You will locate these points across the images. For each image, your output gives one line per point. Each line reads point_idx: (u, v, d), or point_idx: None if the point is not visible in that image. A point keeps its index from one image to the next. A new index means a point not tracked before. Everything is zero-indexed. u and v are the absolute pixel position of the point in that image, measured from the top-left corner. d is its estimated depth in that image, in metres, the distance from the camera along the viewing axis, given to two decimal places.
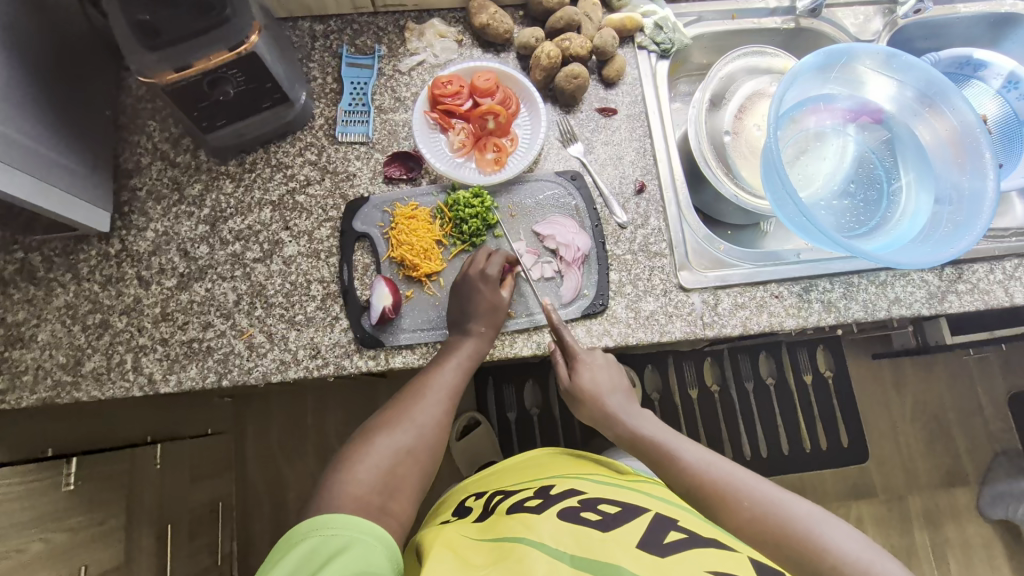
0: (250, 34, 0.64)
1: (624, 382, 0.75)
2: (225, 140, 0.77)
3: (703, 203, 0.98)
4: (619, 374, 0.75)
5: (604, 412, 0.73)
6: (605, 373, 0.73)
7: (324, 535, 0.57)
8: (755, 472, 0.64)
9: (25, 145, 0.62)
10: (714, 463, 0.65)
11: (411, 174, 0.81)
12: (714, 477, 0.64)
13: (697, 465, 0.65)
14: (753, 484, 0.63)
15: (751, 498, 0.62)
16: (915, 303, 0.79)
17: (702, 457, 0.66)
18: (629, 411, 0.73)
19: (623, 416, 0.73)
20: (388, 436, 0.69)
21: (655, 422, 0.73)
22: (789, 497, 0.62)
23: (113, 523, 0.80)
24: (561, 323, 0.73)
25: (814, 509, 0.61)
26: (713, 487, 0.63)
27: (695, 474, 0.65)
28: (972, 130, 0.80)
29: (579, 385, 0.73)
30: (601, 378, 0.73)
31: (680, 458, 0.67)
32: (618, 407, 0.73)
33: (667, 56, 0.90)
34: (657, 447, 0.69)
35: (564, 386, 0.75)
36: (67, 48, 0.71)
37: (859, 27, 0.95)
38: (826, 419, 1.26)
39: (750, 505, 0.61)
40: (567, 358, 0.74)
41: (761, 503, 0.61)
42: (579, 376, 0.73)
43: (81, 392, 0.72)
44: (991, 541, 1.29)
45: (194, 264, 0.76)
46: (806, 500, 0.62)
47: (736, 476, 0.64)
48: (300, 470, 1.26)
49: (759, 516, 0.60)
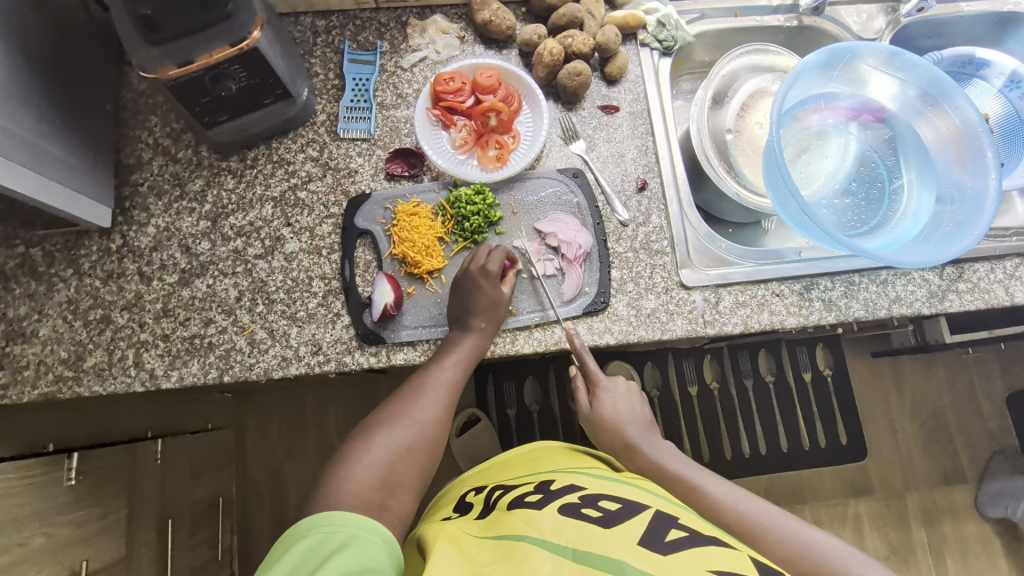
0: (252, 29, 0.64)
1: (646, 415, 0.82)
2: (226, 136, 0.77)
3: (704, 201, 0.98)
4: (640, 407, 0.82)
5: (624, 440, 0.78)
6: (625, 402, 0.81)
7: (324, 532, 0.58)
8: (787, 512, 0.67)
9: (25, 138, 0.61)
10: (745, 501, 0.68)
11: (412, 171, 0.81)
12: (746, 514, 0.67)
13: (728, 501, 0.68)
14: (787, 524, 0.65)
15: (785, 538, 0.63)
16: (916, 302, 0.79)
17: (733, 494, 0.69)
18: (648, 440, 0.78)
19: (641, 445, 0.78)
20: (388, 433, 0.70)
21: (673, 453, 0.77)
22: (823, 535, 0.63)
23: (114, 518, 0.81)
24: (583, 348, 0.75)
25: (848, 548, 0.62)
26: (746, 525, 0.66)
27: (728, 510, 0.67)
28: (974, 129, 0.80)
29: (600, 411, 0.80)
30: (621, 406, 0.80)
31: (711, 495, 0.70)
32: (637, 437, 0.78)
33: (670, 54, 0.90)
34: (679, 477, 0.73)
35: (585, 415, 0.82)
36: (68, 43, 0.71)
37: (862, 25, 0.95)
38: (825, 417, 1.27)
39: (785, 545, 0.63)
40: (588, 384, 0.81)
41: (796, 542, 0.63)
42: (600, 403, 0.80)
43: (83, 387, 0.72)
44: (988, 539, 1.30)
45: (195, 260, 0.76)
46: (840, 539, 0.63)
47: (769, 516, 0.66)
48: (299, 466, 1.26)
49: (794, 556, 0.62)
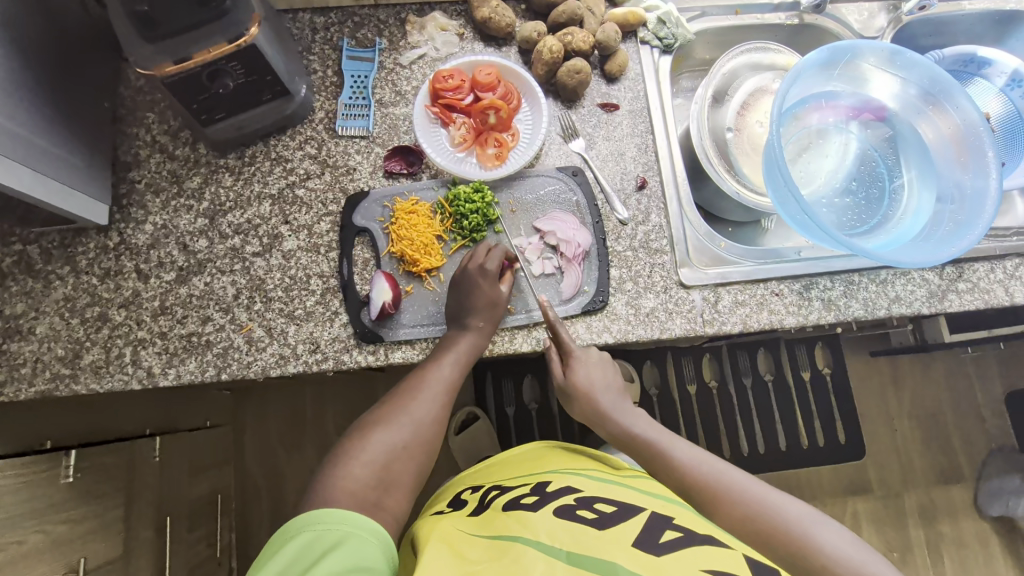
0: (249, 27, 0.63)
1: (617, 382, 0.79)
2: (224, 133, 0.77)
3: (704, 199, 0.98)
4: (612, 373, 0.79)
5: (598, 410, 0.76)
6: (598, 370, 0.77)
7: (319, 530, 0.57)
8: (747, 473, 0.65)
9: (23, 137, 0.61)
10: (705, 461, 0.66)
11: (411, 169, 0.80)
12: (706, 475, 0.65)
13: (690, 463, 0.67)
14: (746, 483, 0.63)
15: (744, 496, 0.62)
16: (915, 302, 0.79)
17: (695, 456, 0.67)
18: (620, 407, 0.76)
19: (613, 413, 0.76)
20: (385, 432, 0.69)
21: (646, 419, 0.75)
22: (782, 495, 0.62)
23: (112, 515, 0.80)
24: (557, 319, 0.73)
25: (806, 509, 0.61)
26: (704, 486, 0.64)
27: (688, 473, 0.66)
28: (975, 128, 0.80)
29: (574, 382, 0.76)
30: (595, 375, 0.76)
31: (674, 457, 0.68)
32: (610, 406, 0.76)
33: (670, 51, 0.89)
34: (649, 444, 0.71)
35: (559, 382, 0.77)
36: (66, 39, 0.70)
37: (864, 23, 0.94)
38: (824, 416, 1.27)
39: (741, 504, 0.62)
40: (563, 356, 0.76)
41: (754, 502, 0.61)
42: (574, 373, 0.75)
43: (80, 385, 0.72)
44: (986, 537, 1.30)
45: (193, 258, 0.76)
46: (799, 500, 0.62)
47: (728, 476, 0.64)
48: (298, 463, 1.26)
49: (750, 516, 0.60)
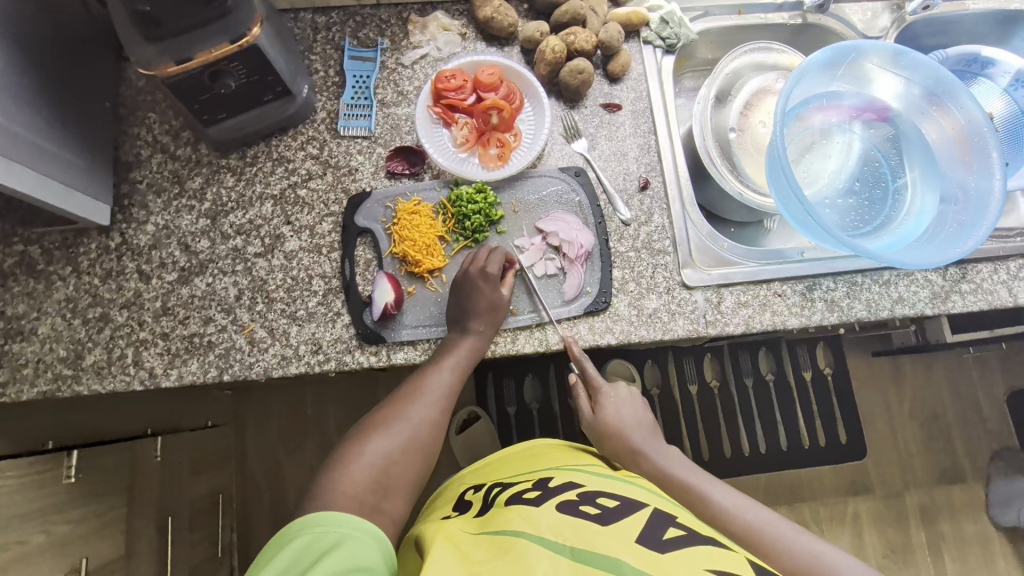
0: (250, 27, 0.63)
1: (649, 422, 0.81)
2: (226, 133, 0.76)
3: (707, 200, 0.97)
4: (643, 412, 0.81)
5: (628, 447, 0.77)
6: (627, 407, 0.80)
7: (318, 532, 0.57)
8: (794, 524, 0.67)
9: (24, 137, 0.61)
10: (752, 512, 0.68)
11: (413, 169, 0.80)
12: (753, 524, 0.67)
13: (735, 511, 0.68)
14: (793, 535, 0.66)
15: (795, 551, 0.64)
16: (918, 303, 0.79)
17: (741, 503, 0.69)
18: (653, 445, 0.76)
19: (647, 450, 0.76)
20: (386, 435, 0.69)
21: (678, 460, 0.76)
22: (829, 547, 0.65)
23: (113, 516, 0.80)
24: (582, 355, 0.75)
25: (857, 564, 0.63)
26: (755, 538, 0.66)
27: (734, 522, 0.67)
28: (979, 128, 0.79)
29: (603, 416, 0.79)
30: (624, 411, 0.79)
31: (716, 503, 0.70)
32: (643, 443, 0.77)
33: (673, 51, 0.89)
34: (685, 486, 0.72)
35: (588, 420, 0.81)
36: (67, 39, 0.70)
37: (867, 23, 0.94)
38: (826, 416, 1.27)
39: (793, 559, 0.64)
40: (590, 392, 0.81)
41: (803, 554, 0.64)
42: (602, 409, 0.80)
43: (82, 385, 0.72)
44: (988, 538, 1.30)
45: (195, 258, 0.76)
46: (847, 553, 0.64)
47: (775, 527, 0.66)
48: (300, 463, 1.26)
49: (802, 569, 0.63)
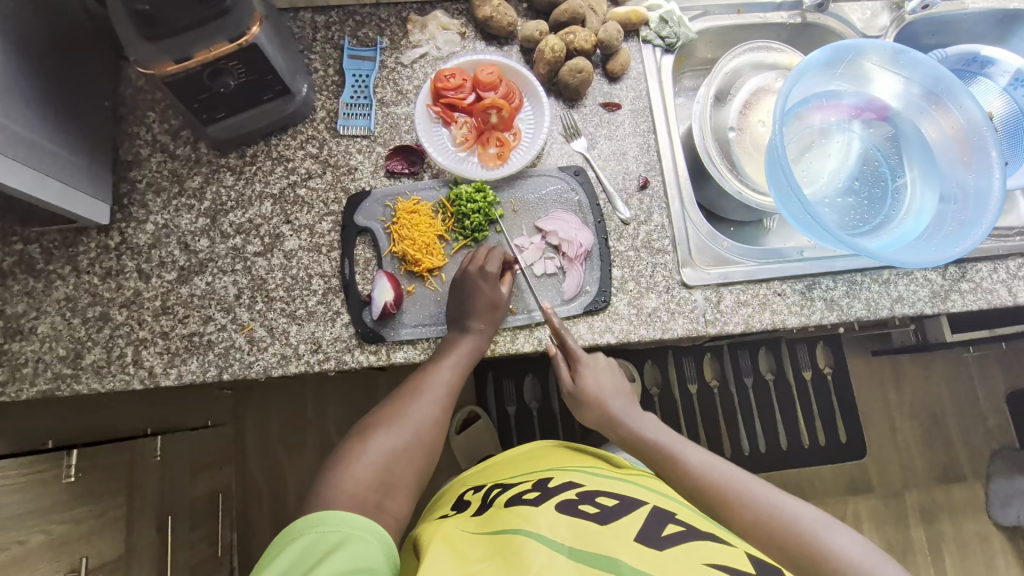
0: (250, 26, 0.63)
1: (627, 387, 0.79)
2: (226, 133, 0.77)
3: (707, 199, 0.97)
4: (620, 377, 0.79)
5: (608, 416, 0.77)
6: (606, 375, 0.77)
7: (321, 532, 0.57)
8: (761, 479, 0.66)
9: (24, 137, 0.61)
10: (720, 468, 0.67)
11: (412, 169, 0.80)
12: (719, 478, 0.66)
13: (703, 466, 0.67)
14: (759, 490, 0.64)
15: (757, 504, 0.63)
16: (918, 302, 0.79)
17: (709, 460, 0.68)
18: (631, 413, 0.76)
19: (624, 417, 0.76)
20: (386, 434, 0.69)
21: (658, 425, 0.74)
22: (795, 502, 0.62)
23: (113, 514, 0.80)
24: (562, 327, 0.73)
25: (821, 515, 0.61)
26: (718, 491, 0.65)
27: (699, 476, 0.66)
28: (978, 127, 0.79)
29: (584, 388, 0.75)
30: (604, 380, 0.76)
31: (685, 462, 0.68)
32: (620, 409, 0.76)
33: (672, 51, 0.89)
34: (660, 447, 0.71)
35: (569, 390, 0.78)
36: (67, 39, 0.70)
37: (866, 22, 0.94)
38: (826, 415, 1.27)
39: (756, 509, 0.62)
40: (570, 362, 0.75)
41: (766, 509, 0.62)
42: (584, 381, 0.76)
43: (81, 385, 0.72)
44: (987, 537, 1.30)
45: (195, 257, 0.76)
46: (811, 505, 0.62)
47: (742, 480, 0.65)
48: (299, 463, 1.26)
49: (762, 519, 0.61)
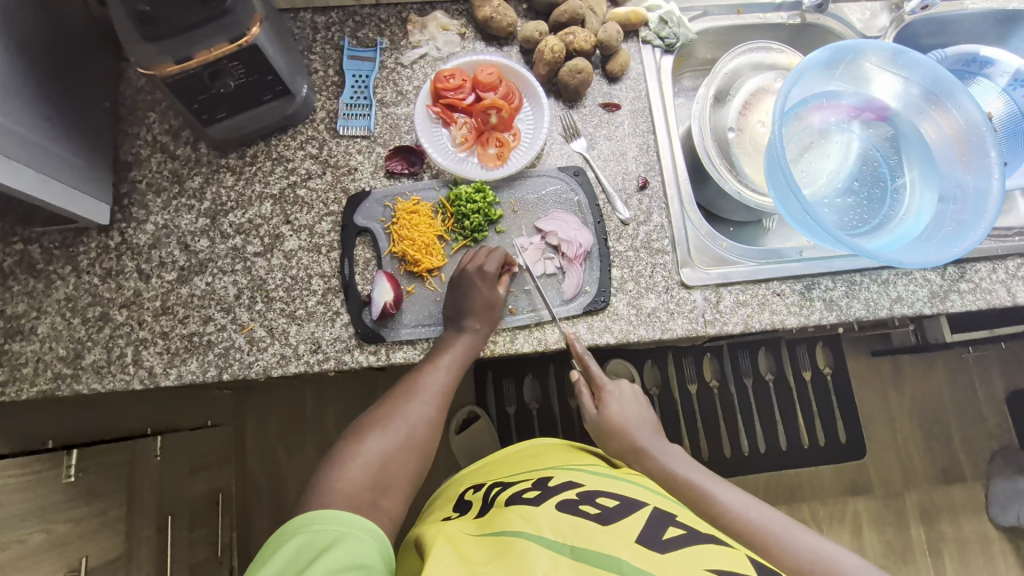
0: (250, 27, 0.63)
1: (654, 421, 0.81)
2: (226, 133, 0.77)
3: (707, 199, 0.97)
4: (646, 410, 0.82)
5: (634, 446, 0.78)
6: (631, 406, 0.81)
7: (316, 530, 0.58)
8: (800, 524, 0.67)
9: (24, 137, 0.61)
10: (756, 511, 0.68)
11: (412, 169, 0.80)
12: (757, 522, 0.67)
13: (741, 509, 0.69)
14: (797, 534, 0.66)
15: (797, 549, 0.64)
16: (917, 302, 0.79)
17: (745, 503, 0.69)
18: (657, 444, 0.77)
19: (651, 449, 0.77)
20: (384, 433, 0.69)
21: (683, 457, 0.77)
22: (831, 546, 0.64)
23: (114, 514, 0.80)
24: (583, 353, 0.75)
25: (864, 565, 0.62)
26: (756, 534, 0.66)
27: (736, 519, 0.68)
28: (977, 128, 0.79)
29: (607, 415, 0.79)
30: (629, 411, 0.80)
31: (719, 501, 0.70)
32: (646, 441, 0.78)
33: (672, 51, 0.89)
34: (690, 484, 0.73)
35: (593, 419, 0.81)
36: (67, 39, 0.70)
37: (866, 23, 0.94)
38: (825, 415, 1.27)
39: (797, 556, 0.63)
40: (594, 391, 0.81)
41: (808, 553, 0.63)
42: (608, 408, 0.80)
43: (81, 384, 0.72)
44: (988, 538, 1.30)
45: (195, 257, 0.76)
46: (853, 554, 0.64)
47: (781, 527, 0.66)
48: (299, 463, 1.26)
49: (803, 566, 0.62)
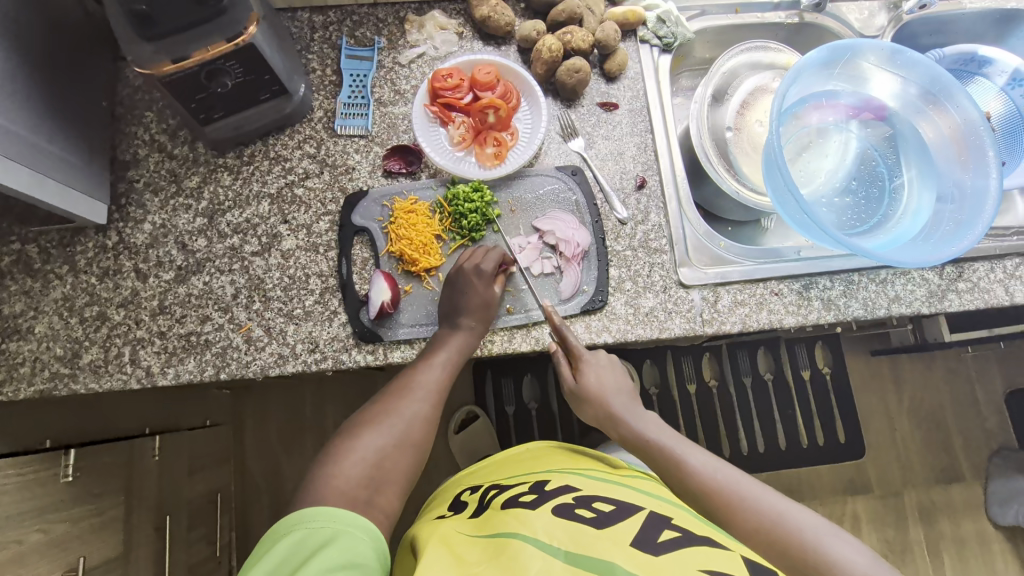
0: (248, 26, 0.63)
1: (630, 386, 0.79)
2: (223, 132, 0.77)
3: (705, 199, 0.97)
4: (622, 375, 0.79)
5: (609, 413, 0.76)
6: (608, 373, 0.77)
7: (309, 528, 0.57)
8: (763, 482, 0.66)
9: (20, 136, 0.61)
10: (720, 470, 0.67)
11: (410, 168, 0.80)
12: (720, 480, 0.66)
13: (703, 468, 0.68)
14: (762, 497, 0.64)
15: (759, 509, 0.63)
16: (914, 302, 0.79)
17: (707, 461, 0.68)
18: (633, 412, 0.75)
19: (625, 416, 0.75)
20: (380, 432, 0.69)
21: (655, 421, 0.75)
22: (796, 508, 0.63)
23: (112, 514, 0.80)
24: (563, 325, 0.73)
25: (823, 522, 0.62)
26: (717, 494, 0.65)
27: (701, 479, 0.67)
28: (975, 127, 0.79)
29: (584, 386, 0.75)
30: (606, 379, 0.76)
31: (688, 464, 0.69)
32: (622, 409, 0.76)
33: (670, 51, 0.89)
34: (661, 448, 0.71)
35: (569, 387, 0.77)
36: (65, 39, 0.70)
37: (864, 22, 0.94)
38: (824, 415, 1.27)
39: (757, 515, 0.63)
40: (571, 359, 0.75)
41: (769, 514, 0.63)
42: (585, 377, 0.75)
43: (79, 384, 0.72)
44: (986, 537, 1.30)
45: (192, 257, 0.76)
46: (815, 513, 0.63)
47: (743, 485, 0.66)
48: (298, 462, 1.26)
49: (764, 525, 0.62)
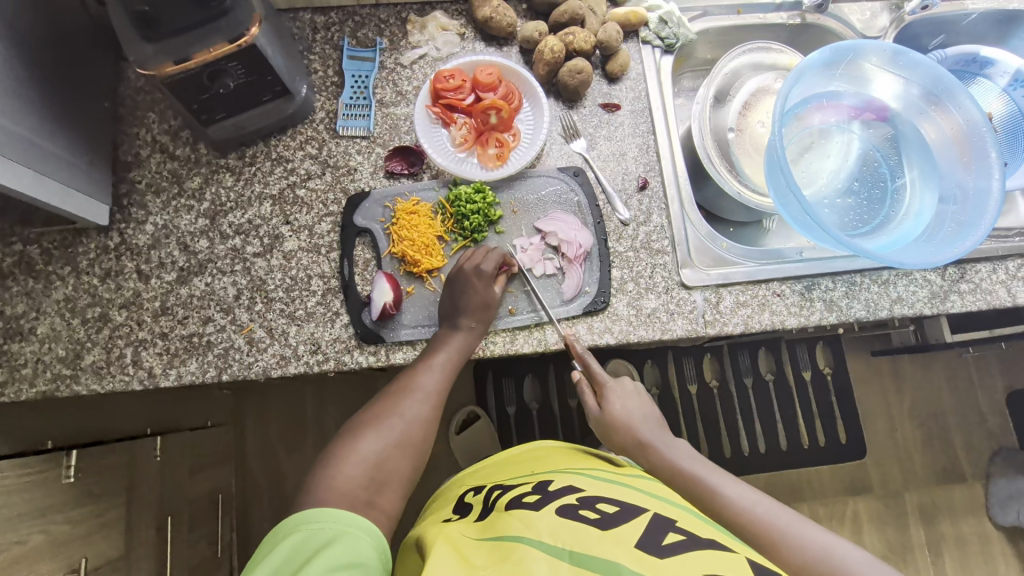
0: (250, 27, 0.63)
1: (657, 416, 0.81)
2: (225, 133, 0.77)
3: (707, 200, 0.97)
4: (648, 405, 0.82)
5: (637, 440, 0.78)
6: (633, 402, 0.81)
7: (311, 529, 0.57)
8: (806, 519, 0.66)
9: (19, 135, 0.61)
10: (760, 505, 0.68)
11: (411, 169, 0.80)
12: (759, 515, 0.67)
13: (743, 503, 0.68)
14: (799, 528, 0.65)
15: (800, 543, 0.63)
16: (917, 303, 0.79)
17: (748, 496, 0.69)
18: (661, 439, 0.78)
19: (654, 443, 0.77)
20: (381, 433, 0.69)
21: (683, 450, 0.77)
22: (838, 542, 0.62)
23: (113, 515, 0.80)
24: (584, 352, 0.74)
25: (868, 559, 0.61)
26: (757, 527, 0.66)
27: (739, 512, 0.68)
28: (977, 128, 0.79)
29: (610, 412, 0.80)
30: (631, 406, 0.80)
31: (726, 497, 0.70)
32: (649, 435, 0.78)
33: (672, 51, 0.89)
34: (693, 479, 0.73)
35: (595, 416, 0.82)
36: (66, 39, 0.70)
37: (866, 23, 0.94)
38: (825, 415, 1.27)
39: (798, 549, 0.63)
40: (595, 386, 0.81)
41: (811, 548, 0.62)
42: (609, 404, 0.80)
43: (81, 385, 0.72)
44: (987, 538, 1.30)
45: (194, 258, 0.76)
46: (858, 548, 0.62)
47: (785, 521, 0.66)
48: (299, 463, 1.26)
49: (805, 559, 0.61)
